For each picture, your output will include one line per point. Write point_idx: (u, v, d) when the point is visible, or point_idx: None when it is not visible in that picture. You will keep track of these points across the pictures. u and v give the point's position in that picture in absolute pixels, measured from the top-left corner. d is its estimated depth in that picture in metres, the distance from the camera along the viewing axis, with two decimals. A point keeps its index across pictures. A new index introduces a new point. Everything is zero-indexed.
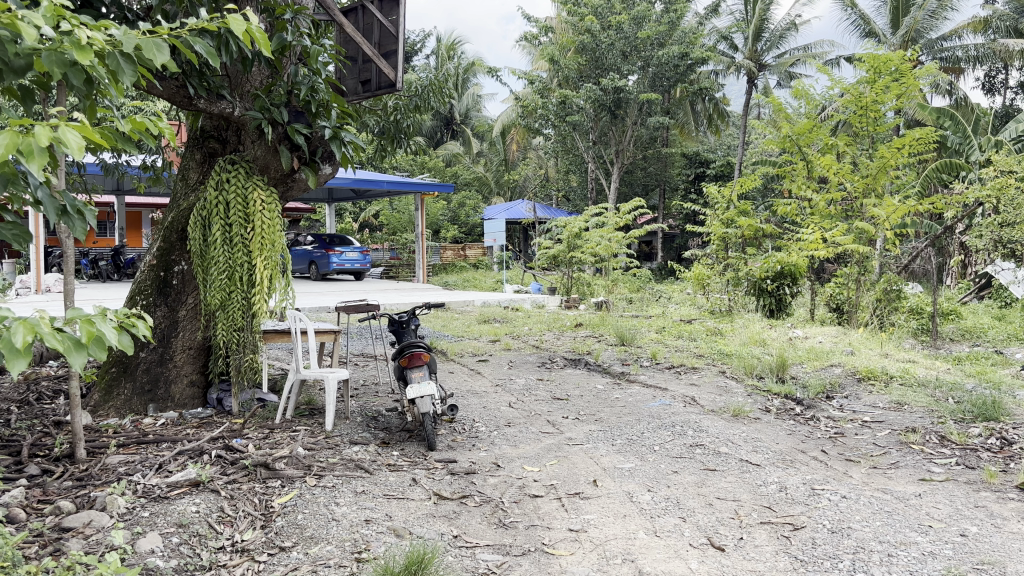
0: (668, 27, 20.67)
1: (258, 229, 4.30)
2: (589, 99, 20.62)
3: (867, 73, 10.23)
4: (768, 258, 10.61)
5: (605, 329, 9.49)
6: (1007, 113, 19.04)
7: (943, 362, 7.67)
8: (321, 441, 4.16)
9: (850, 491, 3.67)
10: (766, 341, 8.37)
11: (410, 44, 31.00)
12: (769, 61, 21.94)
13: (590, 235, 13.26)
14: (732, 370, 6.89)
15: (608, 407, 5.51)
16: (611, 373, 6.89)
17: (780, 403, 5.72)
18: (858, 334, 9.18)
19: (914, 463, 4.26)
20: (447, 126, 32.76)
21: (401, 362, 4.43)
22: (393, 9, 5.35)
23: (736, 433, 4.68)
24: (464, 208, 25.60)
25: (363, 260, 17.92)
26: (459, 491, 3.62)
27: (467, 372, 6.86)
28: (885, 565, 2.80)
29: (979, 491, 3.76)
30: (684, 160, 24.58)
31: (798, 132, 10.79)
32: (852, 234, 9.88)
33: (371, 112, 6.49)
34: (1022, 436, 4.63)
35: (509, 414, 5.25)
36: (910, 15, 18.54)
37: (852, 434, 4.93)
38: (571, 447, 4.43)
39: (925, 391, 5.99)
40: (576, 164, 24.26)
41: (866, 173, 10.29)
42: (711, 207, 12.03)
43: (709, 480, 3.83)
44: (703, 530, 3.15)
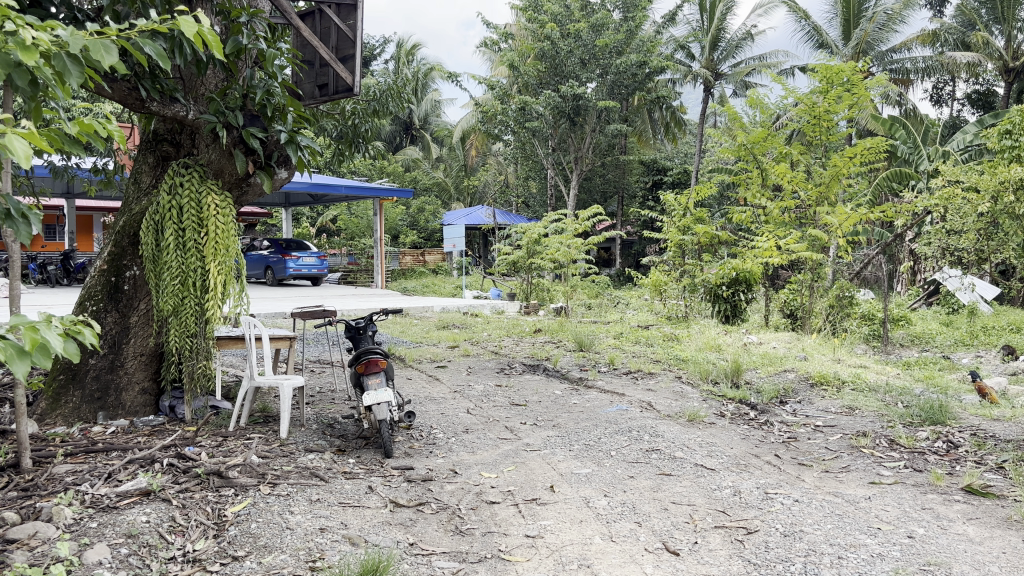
0: (627, 35, 20.88)
1: (212, 233, 4.23)
2: (549, 106, 20.72)
3: (820, 83, 10.42)
4: (723, 264, 10.77)
5: (564, 335, 9.53)
6: (954, 124, 19.55)
7: (894, 367, 7.84)
8: (276, 449, 4.11)
9: (802, 495, 3.73)
10: (722, 346, 8.48)
11: (369, 49, 30.90)
12: (725, 70, 22.26)
13: (550, 242, 13.34)
14: (688, 375, 6.96)
15: (565, 412, 5.53)
16: (570, 379, 6.91)
17: (734, 408, 5.80)
18: (812, 340, 9.35)
19: (864, 467, 4.34)
20: (406, 131, 32.71)
21: (358, 368, 4.41)
22: (351, 14, 5.32)
23: (691, 438, 4.73)
24: (423, 213, 25.57)
25: (320, 265, 17.80)
26: (415, 499, 3.60)
27: (425, 378, 6.84)
28: (835, 567, 2.85)
29: (926, 492, 3.85)
30: (642, 167, 24.86)
31: (753, 140, 10.92)
32: (805, 242, 10.04)
33: (329, 116, 6.44)
34: (967, 439, 4.75)
35: (467, 420, 5.24)
36: (862, 27, 18.99)
37: (805, 438, 5.01)
38: (528, 452, 4.44)
39: (875, 396, 6.11)
40: (536, 170, 24.35)
41: (819, 181, 10.47)
42: (667, 214, 12.16)
43: (665, 484, 3.87)
44: (658, 535, 3.18)
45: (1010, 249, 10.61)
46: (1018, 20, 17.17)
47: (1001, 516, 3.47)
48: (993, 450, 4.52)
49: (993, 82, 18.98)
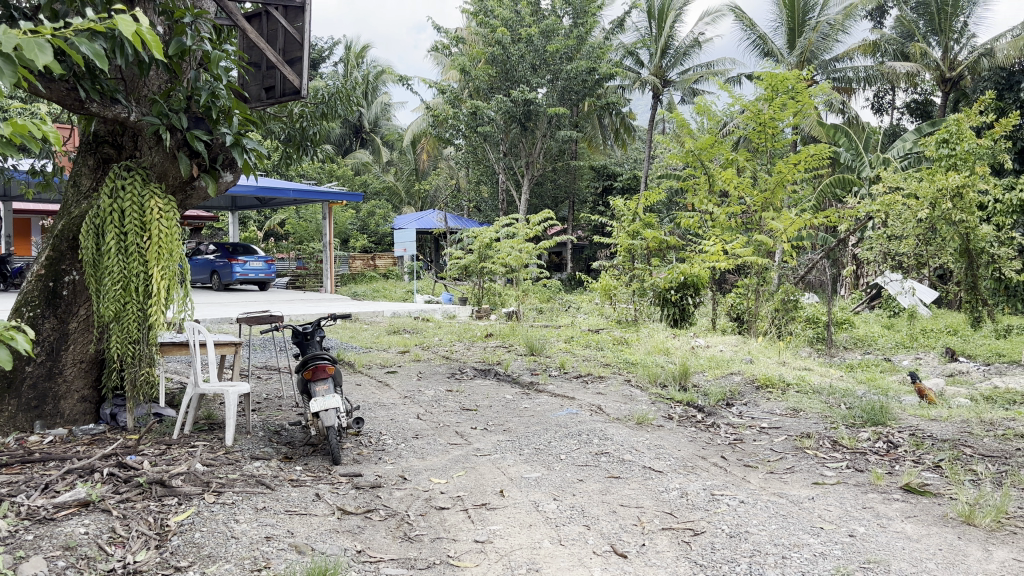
0: (577, 41, 21.04)
1: (155, 238, 4.15)
2: (500, 110, 20.77)
3: (766, 91, 10.62)
4: (672, 269, 10.91)
5: (515, 339, 9.56)
6: (894, 132, 20.06)
7: (837, 369, 8.02)
8: (222, 456, 4.04)
9: (747, 496, 3.79)
10: (669, 349, 8.60)
11: (318, 51, 30.63)
12: (673, 77, 22.54)
13: (501, 246, 13.47)
14: (637, 378, 7.03)
15: (515, 416, 5.54)
16: (520, 383, 6.92)
17: (682, 411, 5.86)
18: (757, 342, 9.52)
19: (807, 467, 4.43)
20: (356, 134, 32.50)
21: (305, 374, 4.36)
22: (298, 16, 5.27)
23: (640, 441, 4.77)
24: (373, 218, 25.43)
25: (267, 270, 17.58)
26: (363, 506, 3.58)
27: (374, 384, 6.78)
28: (779, 566, 2.90)
29: (867, 492, 3.93)
30: (592, 173, 25.13)
31: (700, 147, 11.07)
32: (751, 246, 10.21)
33: (277, 119, 6.36)
34: (906, 439, 4.87)
35: (417, 426, 5.21)
36: (805, 36, 19.48)
37: (751, 439, 5.09)
38: (479, 457, 4.43)
39: (820, 397, 6.24)
40: (487, 175, 24.39)
41: (765, 188, 10.68)
42: (617, 219, 12.26)
43: (613, 487, 3.90)
44: (607, 537, 3.20)
45: (947, 254, 10.93)
46: (954, 31, 17.67)
47: (938, 514, 3.57)
48: (930, 450, 4.65)
49: (931, 91, 19.49)
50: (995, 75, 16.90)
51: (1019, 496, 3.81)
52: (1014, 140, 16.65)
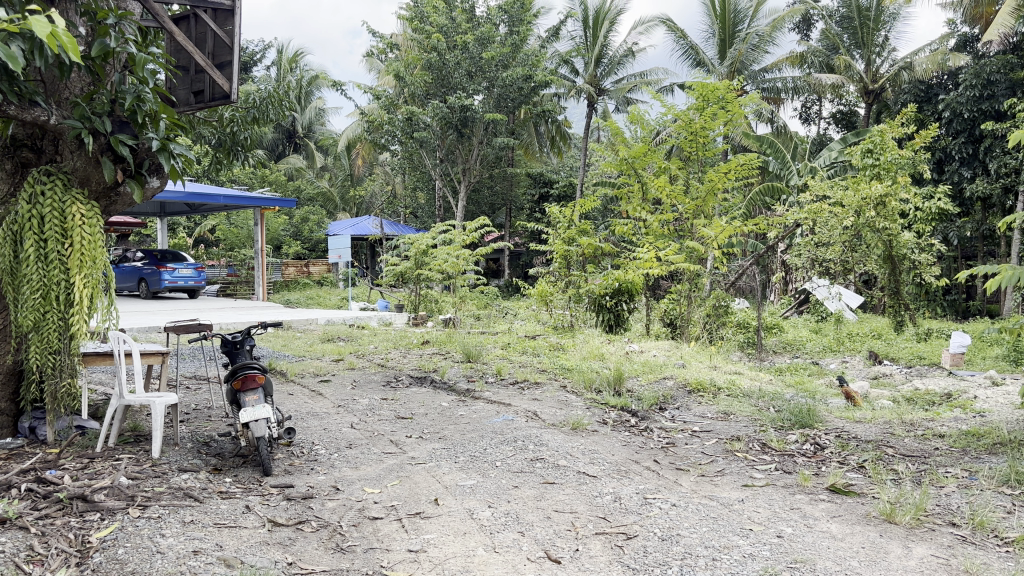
0: (512, 49, 21.14)
1: (76, 245, 4.00)
2: (436, 116, 20.71)
3: (696, 100, 10.83)
4: (607, 275, 11.01)
5: (451, 346, 9.53)
6: (821, 141, 20.62)
7: (767, 373, 8.19)
8: (147, 470, 3.94)
9: (679, 500, 3.84)
10: (605, 355, 8.67)
11: (250, 54, 30.10)
12: (607, 86, 22.78)
13: (437, 253, 13.38)
14: (572, 384, 7.07)
15: (451, 424, 5.51)
16: (456, 391, 6.89)
17: (616, 416, 5.92)
18: (690, 348, 9.67)
19: (738, 470, 4.51)
20: (289, 139, 32.02)
21: (234, 384, 4.29)
22: (228, 19, 5.20)
23: (575, 446, 4.80)
24: (307, 224, 25.13)
25: (197, 277, 17.19)
26: (294, 517, 3.52)
27: (307, 394, 6.66)
28: (709, 569, 2.94)
29: (795, 493, 4.03)
30: (529, 180, 25.27)
31: (633, 155, 11.24)
32: (683, 253, 10.34)
33: (206, 123, 6.23)
34: (832, 441, 5.01)
35: (350, 435, 5.15)
36: (735, 47, 19.94)
37: (683, 443, 5.17)
38: (413, 466, 4.41)
39: (749, 401, 6.37)
40: (423, 181, 24.31)
41: (696, 197, 10.85)
42: (553, 226, 12.31)
43: (548, 493, 3.92)
44: (540, 543, 3.21)
45: (872, 260, 11.30)
46: (876, 45, 18.27)
47: (862, 513, 3.68)
48: (855, 450, 4.80)
49: (854, 102, 20.07)
50: (914, 87, 17.59)
51: (937, 494, 3.95)
52: (933, 150, 17.32)
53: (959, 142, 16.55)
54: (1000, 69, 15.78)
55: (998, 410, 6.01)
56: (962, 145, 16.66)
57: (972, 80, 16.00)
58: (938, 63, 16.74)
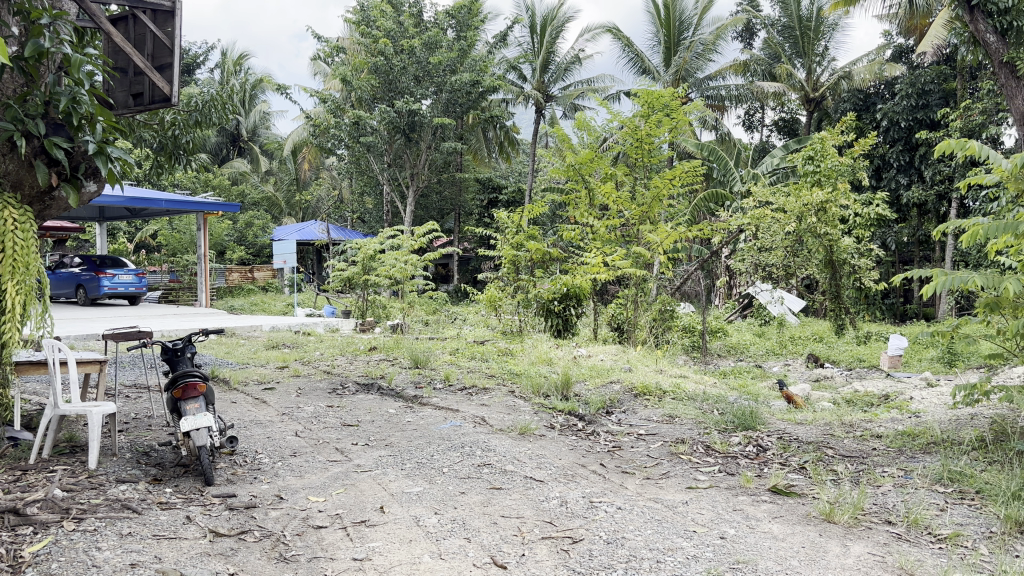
0: (459, 54, 21.20)
1: (9, 250, 3.89)
2: (383, 121, 20.64)
3: (642, 108, 11.01)
4: (555, 280, 11.08)
5: (399, 352, 9.49)
6: (763, 148, 21.00)
7: (711, 376, 8.34)
8: (84, 481, 3.84)
9: (624, 502, 3.87)
10: (553, 359, 8.73)
11: (192, 57, 29.58)
12: (555, 93, 22.92)
13: (384, 259, 13.24)
14: (520, 390, 7.08)
15: (398, 431, 5.47)
16: (404, 397, 6.84)
17: (563, 420, 5.95)
18: (636, 352, 9.79)
19: (682, 472, 4.57)
20: (233, 143, 31.56)
21: (174, 393, 4.22)
22: (168, 20, 5.10)
23: (522, 451, 4.81)
24: (252, 229, 24.79)
25: (138, 283, 16.84)
26: (237, 527, 3.46)
27: (251, 402, 6.56)
28: (654, 571, 2.98)
29: (738, 495, 4.10)
30: (477, 185, 25.35)
31: (580, 161, 11.36)
32: (630, 259, 10.43)
33: (146, 126, 6.09)
34: (774, 442, 5.11)
35: (294, 443, 5.08)
36: (680, 55, 20.28)
37: (629, 446, 5.21)
38: (359, 474, 4.36)
39: (694, 404, 6.46)
40: (371, 186, 24.15)
41: (642, 202, 10.98)
42: (501, 231, 12.31)
43: (495, 498, 3.92)
44: (487, 549, 3.20)
45: (813, 265, 11.57)
46: (816, 54, 18.61)
47: (802, 513, 3.75)
48: (796, 451, 4.90)
49: (796, 111, 20.48)
50: (853, 97, 18.11)
51: (875, 493, 4.06)
52: (872, 158, 17.79)
53: (896, 150, 17.01)
54: (933, 79, 16.45)
55: (933, 411, 6.20)
56: (900, 153, 17.13)
57: (908, 90, 16.53)
58: (875, 73, 17.24)
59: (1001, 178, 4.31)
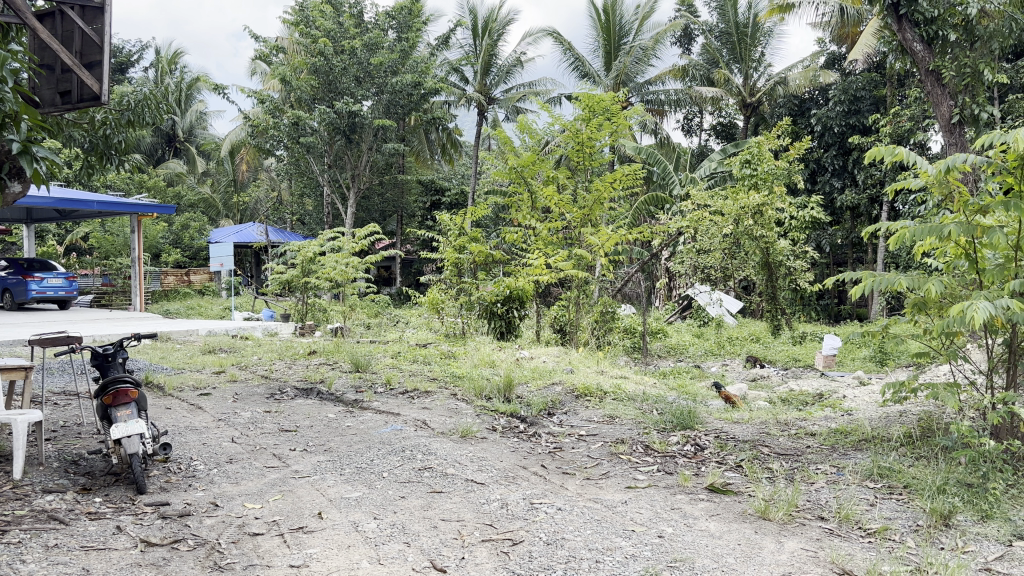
0: (400, 55, 21.10)
1: None
2: (323, 121, 20.41)
3: (583, 111, 11.08)
4: (498, 283, 11.06)
5: (340, 356, 9.39)
6: (702, 152, 21.34)
7: (651, 377, 8.44)
8: (7, 493, 3.71)
9: (565, 503, 3.89)
10: (494, 362, 8.74)
11: (125, 55, 28.85)
12: (497, 95, 22.91)
13: (324, 261, 13.03)
14: (462, 392, 7.07)
15: (336, 436, 5.41)
16: (344, 402, 6.76)
17: (506, 422, 5.96)
18: (578, 353, 9.85)
19: (621, 472, 4.62)
20: (169, 144, 30.88)
21: (104, 400, 4.10)
22: (97, 17, 4.97)
23: (463, 454, 4.80)
24: (188, 231, 24.26)
25: (68, 287, 16.35)
26: (170, 536, 3.38)
27: (185, 408, 6.41)
28: (592, 571, 3.00)
29: (675, 493, 4.16)
30: (420, 187, 25.21)
31: (522, 164, 11.36)
32: (572, 260, 10.47)
33: (75, 125, 5.89)
34: (711, 442, 5.20)
35: (230, 450, 4.99)
36: (620, 59, 20.52)
37: (570, 447, 5.25)
38: (297, 479, 4.30)
39: (634, 404, 6.54)
40: (311, 188, 23.85)
41: (583, 206, 11.06)
42: (443, 233, 12.25)
43: (435, 502, 3.90)
44: (426, 553, 3.19)
45: (749, 267, 11.84)
46: (753, 60, 18.96)
47: (738, 511, 3.82)
48: (732, 450, 4.98)
49: (733, 116, 20.82)
50: (789, 102, 18.58)
51: (808, 490, 4.15)
52: (807, 162, 18.23)
53: (830, 154, 17.48)
54: (865, 85, 16.96)
55: (864, 409, 6.36)
56: (834, 157, 17.60)
57: (841, 96, 16.95)
58: (810, 79, 17.69)
59: (927, 183, 4.46)
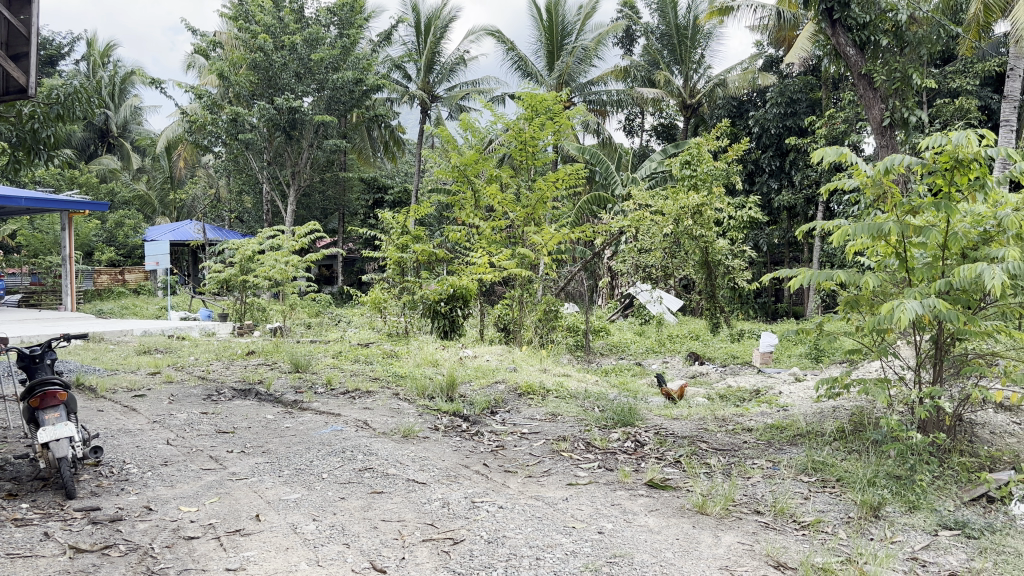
0: (342, 51, 20.90)
1: None
2: (262, 117, 20.03)
3: (526, 111, 11.11)
4: (442, 281, 10.99)
5: (279, 356, 9.26)
6: (643, 152, 21.60)
7: (593, 374, 8.50)
8: None
9: (506, 501, 3.90)
10: (438, 361, 8.71)
11: (56, 47, 28.00)
12: (440, 93, 22.83)
13: (263, 259, 12.80)
14: (404, 392, 7.03)
15: (275, 437, 5.34)
16: (283, 402, 6.66)
17: (448, 421, 5.95)
18: (521, 352, 9.87)
19: (563, 469, 4.64)
20: (102, 139, 30.05)
21: (31, 403, 3.98)
22: (23, 7, 4.80)
23: (404, 454, 4.78)
24: (122, 229, 23.66)
25: None
26: (100, 542, 3.29)
27: (119, 410, 6.25)
28: (532, 568, 3.02)
29: (615, 489, 4.20)
30: (362, 185, 24.99)
31: (465, 162, 11.32)
32: (516, 259, 10.46)
33: (1, 119, 5.71)
34: (651, 438, 5.27)
35: (165, 452, 4.88)
36: (563, 59, 20.62)
37: (512, 446, 5.25)
38: (234, 482, 4.22)
39: (576, 402, 6.59)
40: (250, 185, 23.46)
41: (527, 204, 11.08)
42: (386, 232, 12.14)
43: (375, 502, 3.87)
44: (366, 554, 3.17)
45: (689, 266, 12.06)
46: (693, 62, 19.22)
47: (677, 505, 3.88)
48: (672, 446, 5.05)
49: (674, 116, 21.09)
50: (727, 103, 18.96)
51: (745, 485, 4.23)
52: (745, 163, 18.61)
53: (768, 155, 17.86)
54: (801, 88, 17.37)
55: (799, 404, 6.51)
56: (771, 158, 17.99)
57: (778, 98, 17.30)
58: (749, 81, 18.03)
59: (862, 183, 4.58)
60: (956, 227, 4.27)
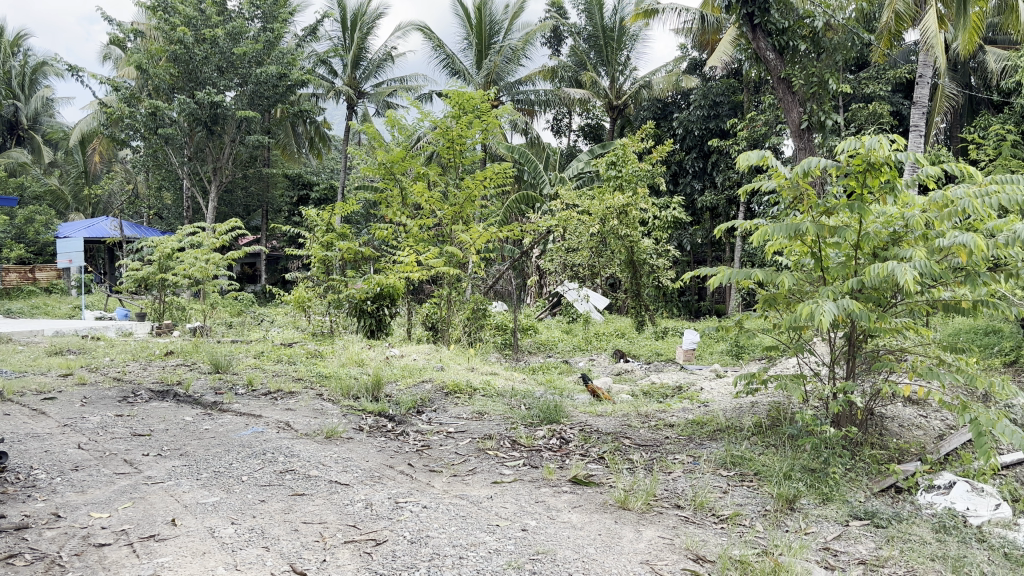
0: (266, 45, 20.55)
1: None
2: (182, 111, 19.46)
3: (453, 109, 11.05)
4: (368, 280, 10.83)
5: (198, 357, 9.01)
6: (570, 152, 21.79)
7: (520, 373, 8.51)
8: None
9: (430, 501, 3.89)
10: (364, 360, 8.62)
11: None
12: (367, 89, 22.61)
13: (182, 257, 12.47)
14: (329, 392, 6.93)
15: (194, 439, 5.20)
16: (202, 404, 6.49)
17: (373, 421, 5.89)
18: (448, 351, 9.82)
19: (488, 467, 4.65)
20: (10, 131, 28.77)
21: None
22: None
23: (327, 455, 4.71)
24: (32, 225, 22.72)
25: None
26: (4, 551, 3.16)
27: (27, 413, 6.00)
28: (456, 567, 3.01)
29: (539, 487, 4.21)
30: (286, 182, 24.57)
31: (392, 160, 11.21)
32: (443, 257, 10.38)
33: None
34: (576, 435, 5.32)
35: (77, 456, 4.71)
36: (490, 58, 20.56)
37: (438, 445, 5.23)
38: (149, 486, 4.10)
39: (502, 400, 6.62)
40: (170, 180, 22.82)
41: (454, 203, 11.05)
42: (310, 229, 11.93)
43: (296, 505, 3.81)
44: (285, 557, 3.11)
45: (615, 265, 12.23)
46: (619, 64, 19.42)
47: (599, 501, 3.92)
48: (596, 443, 5.11)
49: (599, 117, 21.32)
50: (652, 105, 19.28)
51: (666, 480, 4.30)
52: (669, 164, 18.98)
53: (692, 156, 18.25)
54: (723, 91, 17.75)
55: (719, 400, 6.65)
56: (695, 160, 18.39)
57: (701, 101, 17.67)
58: (673, 83, 18.34)
59: (780, 185, 4.69)
60: (869, 227, 4.43)
